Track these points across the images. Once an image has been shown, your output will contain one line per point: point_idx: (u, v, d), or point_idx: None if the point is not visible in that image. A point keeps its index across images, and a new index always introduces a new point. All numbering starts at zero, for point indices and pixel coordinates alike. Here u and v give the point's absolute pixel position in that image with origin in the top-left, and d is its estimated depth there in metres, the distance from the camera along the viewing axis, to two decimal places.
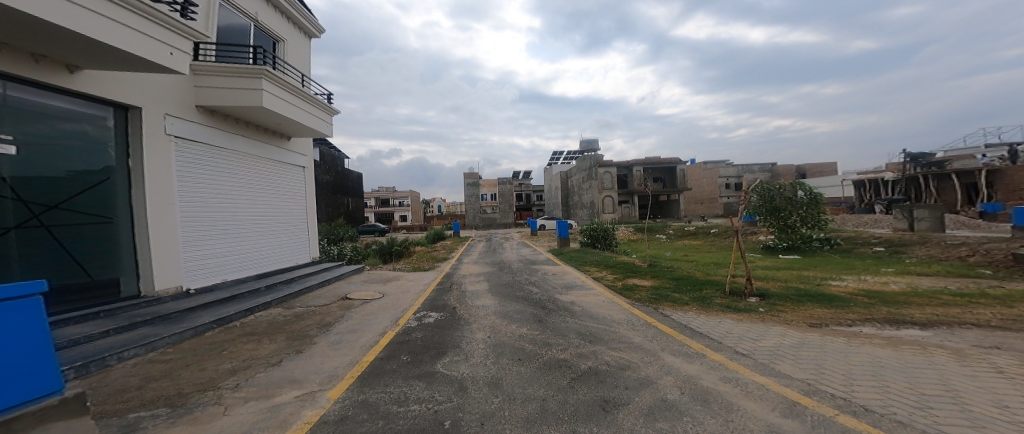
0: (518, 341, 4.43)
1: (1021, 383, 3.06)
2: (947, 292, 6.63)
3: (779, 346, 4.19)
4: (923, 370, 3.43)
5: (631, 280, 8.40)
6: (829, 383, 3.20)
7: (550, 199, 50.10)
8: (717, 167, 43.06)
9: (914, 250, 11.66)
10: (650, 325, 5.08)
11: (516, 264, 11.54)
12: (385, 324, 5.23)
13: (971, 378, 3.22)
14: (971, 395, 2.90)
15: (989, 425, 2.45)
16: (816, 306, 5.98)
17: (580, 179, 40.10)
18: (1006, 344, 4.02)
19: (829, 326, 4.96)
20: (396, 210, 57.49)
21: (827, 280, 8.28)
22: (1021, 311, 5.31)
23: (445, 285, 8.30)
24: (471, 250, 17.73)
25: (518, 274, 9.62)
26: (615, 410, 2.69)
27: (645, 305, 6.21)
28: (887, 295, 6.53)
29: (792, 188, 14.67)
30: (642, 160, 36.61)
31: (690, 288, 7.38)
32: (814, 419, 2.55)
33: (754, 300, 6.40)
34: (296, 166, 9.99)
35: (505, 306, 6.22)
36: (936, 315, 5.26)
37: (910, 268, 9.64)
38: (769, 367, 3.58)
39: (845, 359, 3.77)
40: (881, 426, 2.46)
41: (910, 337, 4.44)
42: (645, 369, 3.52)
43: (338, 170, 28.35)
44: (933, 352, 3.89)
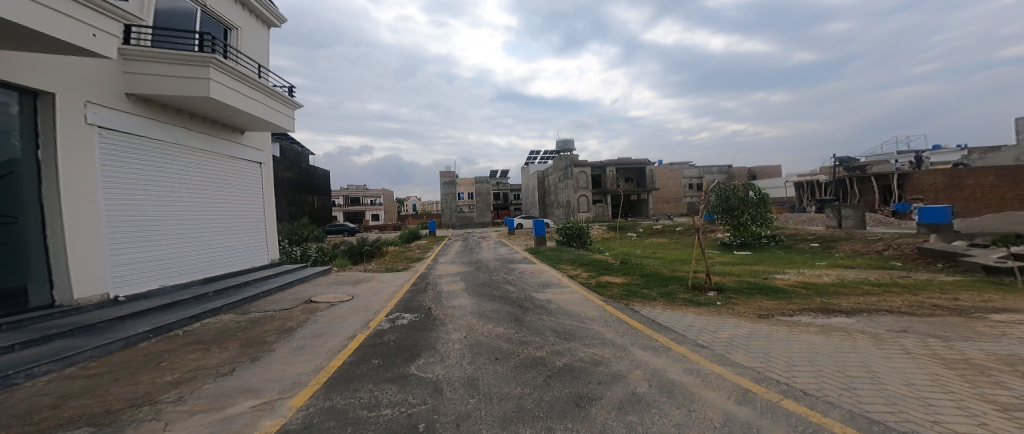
0: (495, 340, 4.42)
1: (925, 362, 3.49)
2: (868, 282, 7.48)
3: (734, 337, 4.50)
4: (850, 354, 3.83)
5: (604, 277, 8.65)
6: (775, 370, 3.48)
7: (526, 198, 50.54)
8: (681, 168, 45.37)
9: (841, 245, 12.95)
10: (620, 320, 5.28)
11: (492, 263, 11.53)
12: (355, 327, 5.01)
13: (887, 359, 3.65)
14: (886, 376, 3.28)
15: (899, 402, 2.78)
16: (764, 298, 6.50)
17: (556, 178, 40.66)
18: (913, 328, 4.57)
19: (775, 316, 5.41)
20: (368, 209, 55.46)
21: (774, 274, 9.02)
22: (925, 298, 6.07)
23: (419, 286, 8.11)
24: (447, 249, 17.45)
25: (494, 273, 9.60)
26: (588, 406, 2.76)
27: (617, 301, 6.44)
28: (821, 286, 7.24)
29: (744, 189, 15.78)
30: (613, 161, 37.86)
31: (658, 283, 7.76)
32: (762, 405, 2.77)
33: (712, 293, 6.85)
34: (251, 162, 9.36)
35: (481, 306, 6.18)
36: (860, 303, 5.88)
37: (844, 261, 10.68)
38: (726, 357, 3.84)
39: (788, 347, 4.12)
40: (818, 408, 2.71)
41: (838, 324, 4.94)
42: (616, 364, 3.65)
43: (302, 167, 26.88)
44: (856, 337, 4.37)
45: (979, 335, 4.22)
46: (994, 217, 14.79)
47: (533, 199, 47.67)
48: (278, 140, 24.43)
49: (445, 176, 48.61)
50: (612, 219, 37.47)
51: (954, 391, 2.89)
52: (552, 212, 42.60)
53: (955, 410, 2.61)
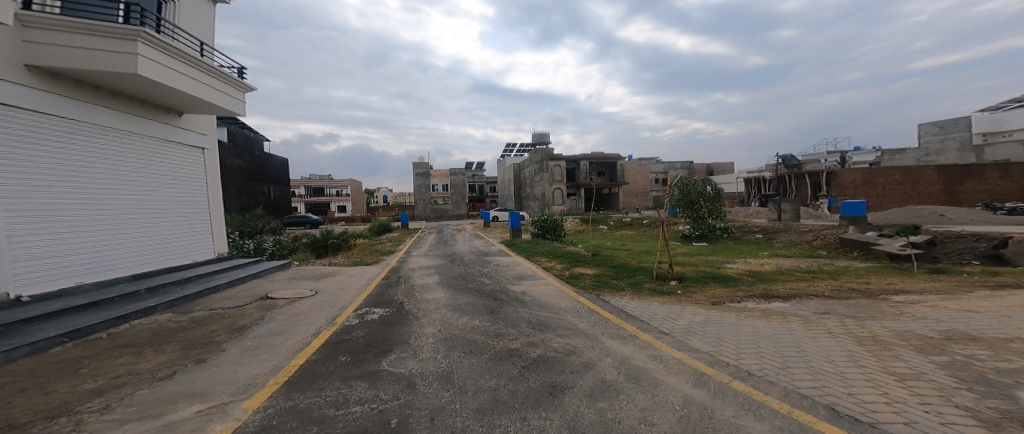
0: (470, 333, 4.39)
1: (843, 340, 3.94)
2: (801, 269, 8.24)
3: (692, 324, 4.78)
4: (786, 336, 4.22)
5: (577, 269, 8.86)
6: (726, 353, 3.76)
7: (502, 191, 50.42)
8: (649, 163, 47.22)
9: (780, 236, 14.14)
10: (592, 311, 5.43)
11: (465, 256, 11.42)
12: (319, 324, 4.78)
13: (815, 339, 4.07)
14: (813, 354, 3.66)
15: (824, 378, 3.11)
16: (717, 285, 6.99)
17: (531, 171, 40.84)
18: (833, 310, 5.12)
19: (727, 303, 5.83)
20: (335, 200, 52.89)
21: (726, 263, 9.72)
22: (843, 282, 6.82)
23: (390, 280, 7.88)
24: (420, 242, 17.03)
25: (467, 266, 9.52)
26: (562, 394, 2.83)
27: (589, 292, 6.62)
28: (764, 274, 7.89)
29: (703, 184, 16.74)
30: (588, 155, 38.53)
31: (626, 274, 8.06)
32: (716, 387, 2.97)
33: (674, 282, 7.25)
34: (193, 147, 8.61)
35: (455, 299, 6.11)
36: (795, 288, 6.49)
37: (782, 251, 11.71)
38: (685, 343, 4.08)
39: (737, 331, 4.46)
40: (760, 387, 2.96)
41: (777, 309, 5.42)
42: (587, 353, 3.77)
43: (256, 155, 25.02)
44: (791, 320, 4.82)
45: (883, 314, 4.81)
46: (903, 210, 16.85)
47: (509, 191, 47.62)
48: (226, 124, 22.53)
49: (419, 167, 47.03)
50: (586, 212, 38.26)
51: (865, 365, 3.27)
52: (527, 205, 42.84)
53: (865, 383, 2.97)
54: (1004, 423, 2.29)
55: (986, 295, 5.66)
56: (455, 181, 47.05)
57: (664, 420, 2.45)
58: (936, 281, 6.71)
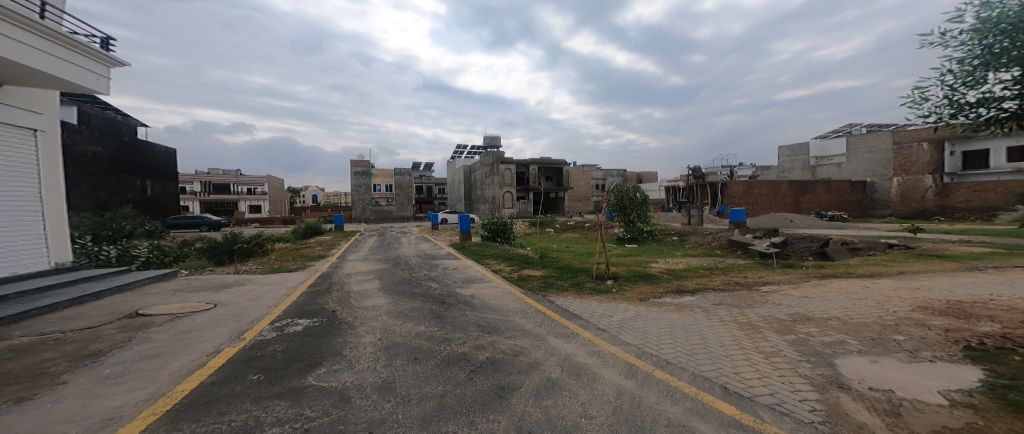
0: (417, 340, 4.21)
1: (732, 327, 4.59)
2: (705, 266, 9.44)
3: (624, 320, 5.17)
4: (693, 326, 4.79)
5: (525, 271, 9.01)
6: (650, 345, 4.14)
7: (452, 193, 49.45)
8: (591, 170, 50.12)
9: (693, 237, 16.01)
10: (538, 311, 5.57)
11: (410, 260, 10.93)
12: (219, 341, 4.23)
13: (713, 327, 4.69)
14: (713, 340, 4.21)
15: (718, 361, 3.60)
16: (643, 283, 7.67)
17: (482, 173, 40.66)
18: (725, 301, 5.95)
19: (652, 299, 6.42)
20: (251, 200, 47.02)
21: (651, 263, 10.74)
22: (737, 276, 7.98)
23: (323, 287, 7.23)
24: (359, 245, 15.89)
25: (412, 270, 9.13)
26: (509, 396, 2.88)
27: (536, 293, 6.79)
28: (679, 272, 8.86)
29: (634, 191, 18.23)
30: (538, 160, 39.49)
31: (570, 275, 8.44)
32: (644, 377, 3.26)
33: (610, 281, 7.80)
34: (16, 126, 6.98)
35: (399, 305, 5.83)
36: (699, 283, 7.44)
37: (690, 252, 13.15)
38: (618, 338, 4.41)
39: (658, 324, 4.93)
40: (676, 374, 3.32)
41: (686, 302, 6.12)
42: (534, 353, 3.86)
43: (124, 140, 21.16)
44: (697, 312, 5.48)
45: (763, 303, 5.71)
46: (769, 217, 20.50)
47: (459, 193, 46.80)
48: (75, 102, 18.55)
49: (360, 166, 43.49)
50: (535, 215, 39.09)
51: (745, 348, 3.87)
52: (477, 207, 42.56)
53: (745, 362, 3.51)
54: (829, 387, 2.90)
55: (822, 283, 7.09)
56: (399, 182, 44.84)
57: (602, 412, 2.62)
58: (789, 273, 8.18)
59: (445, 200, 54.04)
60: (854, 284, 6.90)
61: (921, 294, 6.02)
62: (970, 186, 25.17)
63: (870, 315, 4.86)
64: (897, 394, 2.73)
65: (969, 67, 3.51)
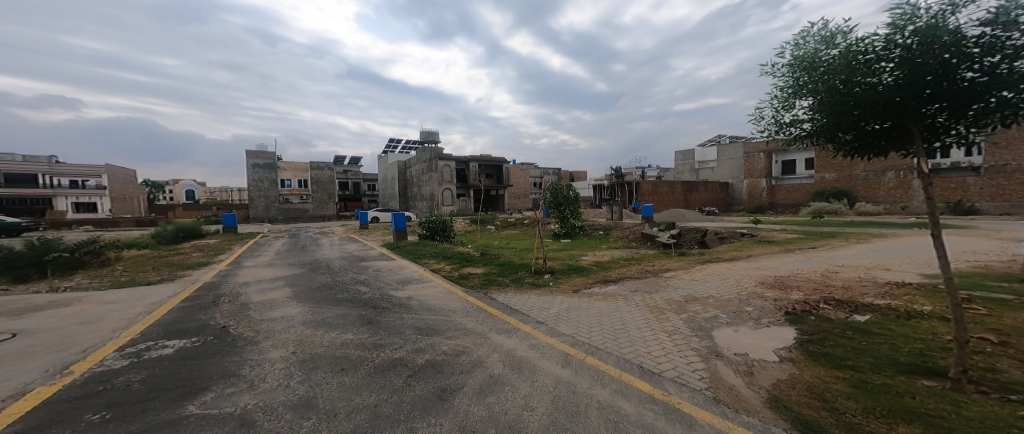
0: (344, 349, 3.95)
1: (650, 311, 5.12)
2: (625, 257, 10.37)
3: (559, 311, 5.44)
4: (615, 313, 5.23)
5: (466, 269, 8.93)
6: (583, 333, 4.43)
7: (383, 190, 46.88)
8: (530, 168, 51.42)
9: (616, 231, 17.44)
10: (480, 309, 5.58)
11: (332, 264, 10.05)
12: (31, 377, 3.30)
13: (633, 312, 5.19)
14: (631, 324, 4.67)
15: (634, 343, 3.99)
16: (578, 276, 8.15)
17: (419, 170, 39.23)
18: (637, 288, 6.67)
19: (585, 290, 6.88)
20: (74, 195, 38.69)
21: (583, 256, 11.45)
22: (655, 265, 8.90)
23: (205, 300, 6.24)
24: (263, 249, 14.08)
25: (335, 275, 8.44)
26: (452, 397, 2.86)
27: (477, 291, 6.80)
28: (605, 263, 9.59)
29: (568, 189, 19.11)
30: (478, 157, 39.31)
31: (510, 271, 8.59)
32: (577, 365, 3.47)
33: (547, 275, 8.14)
34: None
35: (318, 313, 5.37)
36: (621, 273, 8.16)
37: (613, 244, 14.26)
38: (554, 329, 4.63)
39: (589, 313, 5.29)
40: (603, 359, 3.62)
41: (609, 291, 6.69)
42: (476, 351, 3.87)
43: None
44: (618, 299, 6.02)
45: (673, 287, 6.50)
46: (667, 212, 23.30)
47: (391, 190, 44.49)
48: None
49: (263, 158, 38.63)
50: (475, 212, 38.81)
51: (654, 329, 4.35)
52: (414, 205, 41.09)
53: (655, 343, 3.94)
54: (712, 358, 3.42)
55: (717, 266, 8.31)
56: (313, 177, 40.58)
57: (542, 403, 2.74)
58: (683, 260, 9.47)
59: (375, 196, 50.95)
60: (724, 267, 8.21)
61: (761, 271, 7.50)
62: (784, 188, 32.14)
63: (732, 292, 5.84)
64: (762, 360, 3.32)
65: (783, 93, 3.78)
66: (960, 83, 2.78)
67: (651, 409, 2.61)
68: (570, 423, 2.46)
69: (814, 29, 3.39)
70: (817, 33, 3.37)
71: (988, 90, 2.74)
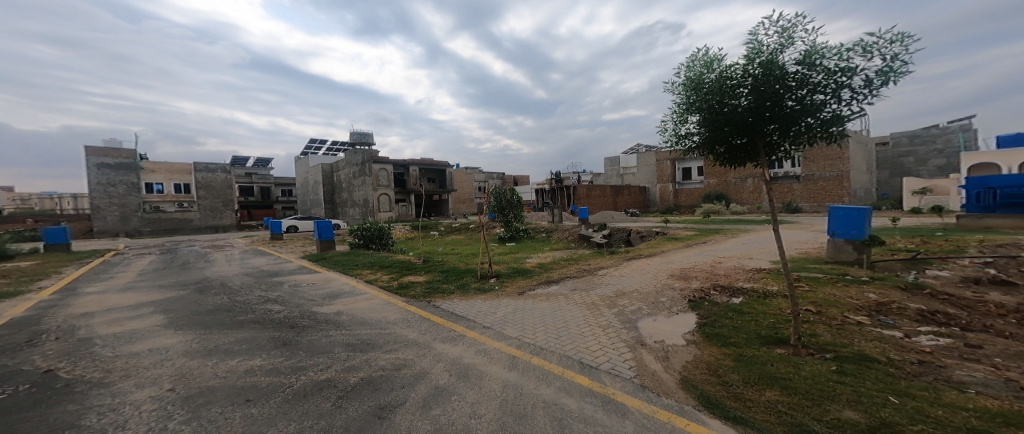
0: (251, 377, 3.53)
1: (591, 307, 5.40)
2: (566, 258, 10.80)
3: (506, 315, 5.48)
4: (555, 312, 5.44)
5: (406, 278, 8.57)
6: (529, 335, 4.52)
7: (302, 196, 43.60)
8: (474, 172, 51.24)
9: (557, 232, 18.12)
10: (423, 318, 5.42)
11: (230, 283, 8.80)
12: None
13: (572, 310, 5.43)
14: (572, 321, 4.88)
15: (573, 340, 4.18)
16: (522, 278, 8.30)
17: (349, 173, 36.86)
18: (577, 286, 7.02)
19: (531, 291, 7.04)
20: None
21: (528, 258, 11.71)
22: (592, 264, 9.39)
23: (14, 341, 4.85)
24: (112, 272, 11.48)
25: (231, 295, 7.41)
26: (390, 414, 2.73)
27: (420, 300, 6.56)
28: (548, 264, 9.89)
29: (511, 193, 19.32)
30: (417, 161, 38.14)
31: (455, 277, 8.47)
32: (525, 367, 3.53)
33: (493, 279, 8.18)
34: None
35: (206, 341, 4.68)
36: (563, 273, 8.51)
37: (555, 246, 14.77)
38: (501, 333, 4.65)
39: (534, 314, 5.42)
40: (548, 358, 3.72)
41: (551, 291, 6.94)
42: (419, 362, 3.74)
43: None
44: (557, 299, 6.29)
45: (607, 283, 6.98)
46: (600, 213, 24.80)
47: (314, 196, 40.95)
48: None
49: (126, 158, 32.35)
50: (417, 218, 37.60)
51: (592, 325, 4.61)
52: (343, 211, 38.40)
53: (591, 338, 4.17)
54: (639, 347, 3.72)
55: (642, 262, 9.10)
56: (195, 181, 35.22)
57: (490, 409, 2.73)
58: (615, 258, 10.17)
59: (290, 203, 46.90)
60: (644, 262, 9.02)
61: (673, 264, 8.40)
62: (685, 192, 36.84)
63: (655, 284, 6.43)
64: (676, 346, 3.68)
65: (675, 107, 4.27)
66: (783, 109, 3.48)
67: (590, 401, 2.76)
68: (517, 426, 2.49)
69: (695, 54, 3.90)
70: (695, 59, 3.91)
71: (800, 117, 3.46)
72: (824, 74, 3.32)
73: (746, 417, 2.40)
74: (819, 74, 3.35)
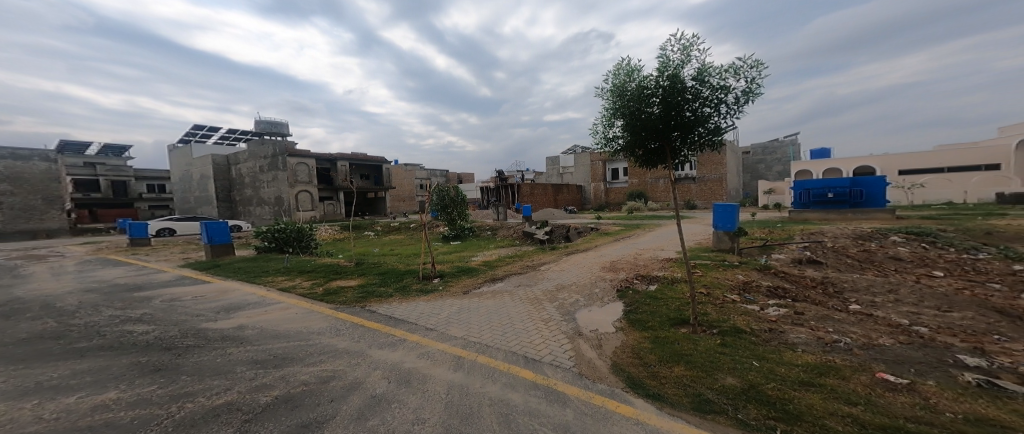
0: (103, 414, 2.79)
1: (536, 302, 5.55)
2: (511, 255, 10.94)
3: (450, 315, 5.41)
4: (499, 309, 5.51)
5: (336, 283, 8.00)
6: (474, 334, 4.51)
7: (177, 193, 36.95)
8: (414, 169, 49.46)
9: (502, 230, 18.31)
10: (355, 325, 5.12)
11: (59, 303, 6.56)
12: None
13: (516, 307, 5.52)
14: (516, 318, 4.97)
15: (514, 336, 4.28)
16: (466, 277, 8.23)
17: (252, 167, 32.78)
18: (522, 283, 7.15)
19: (476, 290, 7.00)
20: None
21: (473, 257, 11.66)
22: (533, 260, 9.59)
23: None
24: None
25: (60, 318, 5.53)
26: (319, 431, 2.54)
27: (351, 306, 6.16)
28: (494, 262, 9.93)
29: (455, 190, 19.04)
30: (346, 155, 35.57)
31: (393, 279, 8.12)
32: (470, 366, 3.53)
33: (436, 279, 8.00)
34: None
35: (23, 377, 3.45)
36: (508, 270, 8.61)
37: (500, 244, 14.91)
38: (445, 334, 4.58)
39: (479, 313, 5.44)
40: (493, 355, 3.77)
41: (495, 289, 6.99)
42: (351, 373, 3.52)
43: None
44: (501, 296, 6.38)
45: (547, 278, 7.25)
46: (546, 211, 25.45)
47: (201, 192, 34.57)
48: None
49: None
50: (346, 217, 35.34)
51: (535, 319, 4.76)
52: (245, 210, 33.83)
53: (532, 332, 4.31)
54: (576, 337, 3.94)
55: (578, 257, 9.45)
56: None
57: (434, 412, 2.70)
58: (556, 254, 10.53)
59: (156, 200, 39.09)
60: (582, 257, 9.47)
61: (606, 258, 8.96)
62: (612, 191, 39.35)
63: (590, 278, 6.80)
64: (608, 334, 3.95)
65: (604, 112, 4.57)
66: (683, 118, 3.97)
67: (535, 394, 2.84)
68: (462, 427, 2.48)
69: (620, 63, 4.20)
70: (618, 68, 4.22)
71: (693, 126, 4.00)
72: (711, 90, 3.86)
73: (662, 393, 2.68)
74: (707, 90, 3.88)
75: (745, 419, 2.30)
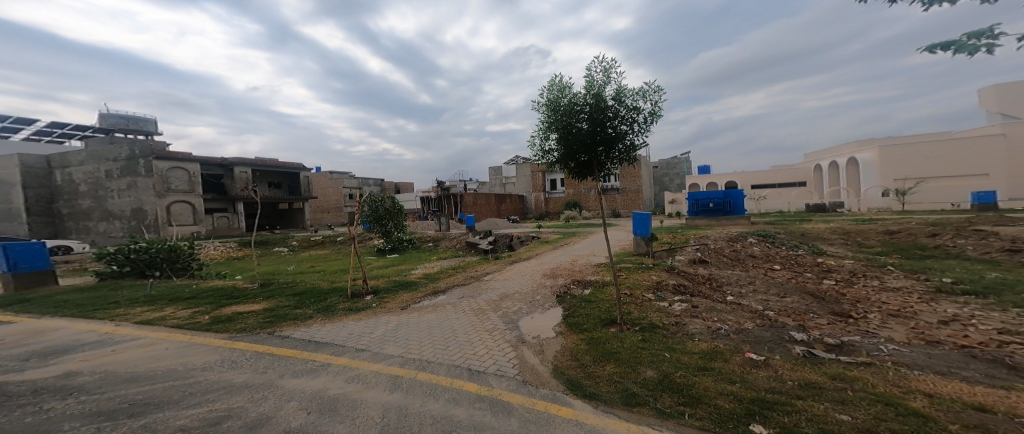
0: None
1: (478, 313, 5.50)
2: (453, 267, 10.71)
3: (385, 333, 5.12)
4: (439, 323, 5.36)
5: (233, 308, 6.99)
6: (414, 350, 4.33)
7: None
8: (343, 177, 46.33)
9: (444, 241, 17.91)
10: (263, 354, 4.56)
11: None
12: None
13: (456, 320, 5.40)
14: (458, 331, 4.86)
15: (452, 350, 4.18)
16: (404, 292, 7.86)
17: (99, 172, 27.15)
18: (462, 295, 7.03)
19: (414, 305, 6.70)
20: None
21: (411, 270, 11.18)
22: (471, 272, 9.45)
23: None
24: None
25: None
26: None
27: (256, 333, 5.45)
28: (434, 274, 9.64)
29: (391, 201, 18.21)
30: (247, 161, 31.85)
31: (313, 300, 7.41)
32: (408, 385, 3.37)
33: (369, 297, 7.50)
34: None
35: None
36: (450, 282, 8.41)
37: (442, 255, 14.60)
38: (381, 353, 4.32)
39: (418, 328, 5.24)
40: (434, 371, 3.65)
41: (434, 302, 6.78)
42: (257, 408, 3.11)
43: None
44: (440, 309, 6.21)
45: (486, 289, 7.22)
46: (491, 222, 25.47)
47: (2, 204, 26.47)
48: None
49: None
50: (245, 232, 31.22)
51: (477, 331, 4.71)
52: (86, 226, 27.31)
53: (470, 345, 4.25)
54: (518, 345, 3.99)
55: (522, 265, 9.78)
56: None
57: None
58: (498, 263, 10.56)
59: None
60: (522, 266, 9.61)
61: (543, 266, 9.20)
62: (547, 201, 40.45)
63: (527, 286, 6.92)
64: (548, 339, 4.06)
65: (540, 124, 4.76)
66: (606, 134, 4.30)
67: (478, 407, 2.80)
68: None
69: (553, 79, 4.46)
70: (552, 84, 4.46)
71: (615, 141, 4.34)
72: (627, 109, 4.26)
73: (597, 391, 2.82)
74: (624, 109, 4.27)
75: (661, 407, 2.50)
